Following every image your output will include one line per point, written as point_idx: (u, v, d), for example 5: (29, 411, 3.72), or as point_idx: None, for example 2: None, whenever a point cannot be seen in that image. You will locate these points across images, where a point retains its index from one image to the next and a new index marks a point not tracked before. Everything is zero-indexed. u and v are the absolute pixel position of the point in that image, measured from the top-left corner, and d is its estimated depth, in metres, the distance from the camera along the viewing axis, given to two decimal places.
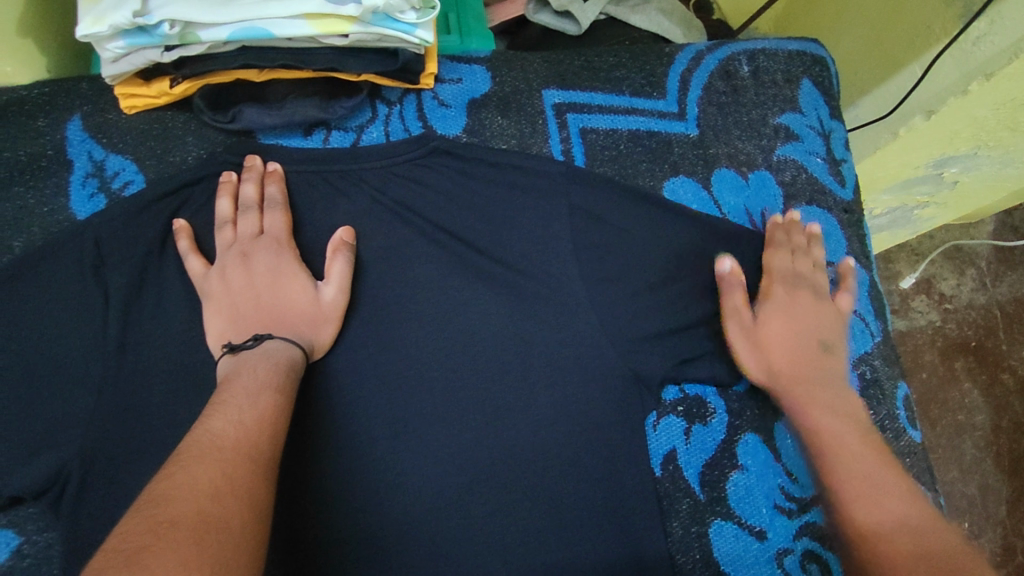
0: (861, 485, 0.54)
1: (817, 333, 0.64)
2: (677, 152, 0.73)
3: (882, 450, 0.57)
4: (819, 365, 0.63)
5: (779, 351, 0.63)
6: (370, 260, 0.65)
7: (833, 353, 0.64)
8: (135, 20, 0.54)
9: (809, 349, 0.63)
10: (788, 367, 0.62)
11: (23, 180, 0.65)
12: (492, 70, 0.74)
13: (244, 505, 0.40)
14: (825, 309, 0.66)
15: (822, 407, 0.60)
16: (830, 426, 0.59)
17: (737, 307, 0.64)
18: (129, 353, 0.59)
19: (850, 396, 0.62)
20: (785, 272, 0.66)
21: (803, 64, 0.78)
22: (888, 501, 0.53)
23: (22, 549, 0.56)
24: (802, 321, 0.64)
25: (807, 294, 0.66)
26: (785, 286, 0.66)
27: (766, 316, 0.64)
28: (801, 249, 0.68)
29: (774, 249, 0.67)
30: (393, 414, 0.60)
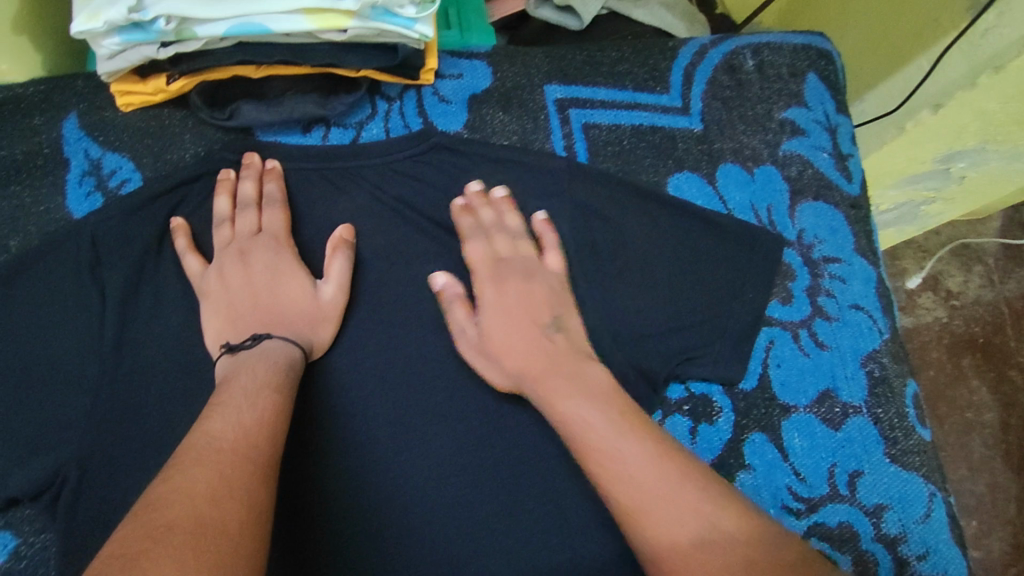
0: (617, 469, 0.48)
1: (539, 314, 0.59)
2: (680, 147, 0.72)
3: (627, 418, 0.51)
4: (549, 344, 0.58)
5: (512, 352, 0.58)
6: (370, 257, 0.64)
7: (564, 327, 0.59)
8: (130, 15, 0.53)
9: (538, 339, 0.58)
10: (522, 365, 0.57)
11: (20, 179, 0.64)
12: (494, 65, 0.73)
13: (244, 507, 0.40)
14: (539, 284, 0.61)
15: (563, 399, 0.53)
16: (575, 412, 0.52)
17: (462, 322, 0.60)
18: (126, 353, 0.58)
19: (585, 363, 0.56)
20: (486, 265, 0.62)
21: (808, 58, 0.77)
22: (649, 474, 0.47)
23: (18, 551, 0.55)
24: (518, 306, 0.60)
25: (518, 276, 0.61)
26: (492, 281, 0.61)
27: (487, 321, 0.59)
28: (495, 227, 0.63)
29: (471, 240, 0.63)
30: (394, 414, 0.59)
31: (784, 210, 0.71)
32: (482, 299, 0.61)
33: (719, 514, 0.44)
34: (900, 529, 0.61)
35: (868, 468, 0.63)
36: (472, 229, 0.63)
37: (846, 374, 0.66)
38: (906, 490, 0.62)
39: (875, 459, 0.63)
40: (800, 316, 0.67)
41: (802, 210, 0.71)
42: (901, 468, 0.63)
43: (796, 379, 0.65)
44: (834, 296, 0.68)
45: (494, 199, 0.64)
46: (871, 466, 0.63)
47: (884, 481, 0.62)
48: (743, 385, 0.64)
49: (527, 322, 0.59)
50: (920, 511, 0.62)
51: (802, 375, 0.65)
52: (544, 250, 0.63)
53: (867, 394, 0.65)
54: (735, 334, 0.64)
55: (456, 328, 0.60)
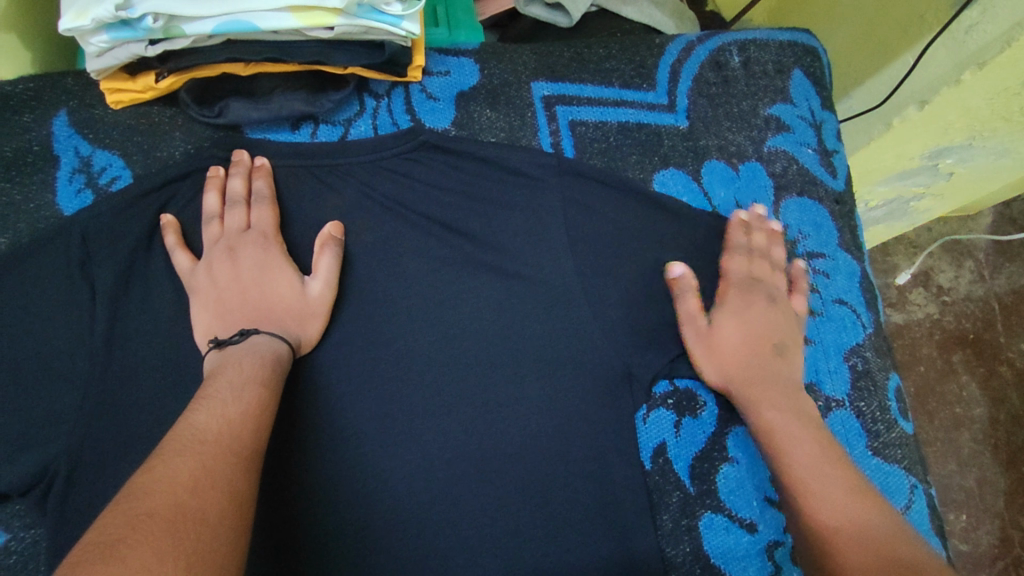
0: (822, 490, 0.54)
1: (774, 335, 0.63)
2: (667, 144, 0.72)
3: (837, 453, 0.57)
4: (773, 365, 0.62)
5: (734, 356, 0.62)
6: (358, 254, 0.64)
7: (789, 355, 0.63)
8: (117, 13, 0.53)
9: (761, 354, 0.62)
10: (744, 368, 0.61)
11: (9, 176, 0.65)
12: (480, 62, 0.73)
13: (225, 497, 0.40)
14: (780, 311, 0.64)
15: (778, 411, 0.59)
16: (785, 428, 0.58)
17: (691, 313, 0.63)
18: (116, 349, 0.59)
19: (798, 396, 0.61)
20: (740, 274, 0.65)
21: (794, 54, 0.77)
22: (855, 501, 0.53)
23: (8, 545, 0.56)
24: (759, 322, 0.63)
25: (763, 296, 0.64)
26: (740, 290, 0.64)
27: (720, 317, 0.63)
28: (758, 249, 0.67)
29: (735, 250, 0.66)
30: (382, 408, 0.60)
31: (769, 206, 0.71)
32: (726, 300, 0.64)
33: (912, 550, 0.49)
34: None
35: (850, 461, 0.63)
36: (742, 245, 0.66)
37: (830, 368, 0.66)
38: (888, 483, 0.63)
39: (857, 452, 0.64)
40: None
41: (787, 206, 0.71)
42: (884, 461, 0.64)
43: None
44: (819, 291, 0.69)
45: (771, 227, 0.68)
46: (853, 458, 0.63)
47: (865, 473, 0.63)
48: None
49: (759, 338, 0.62)
50: (901, 502, 0.62)
51: None
52: (796, 289, 0.67)
53: (849, 388, 0.66)
54: None
55: (686, 316, 0.63)
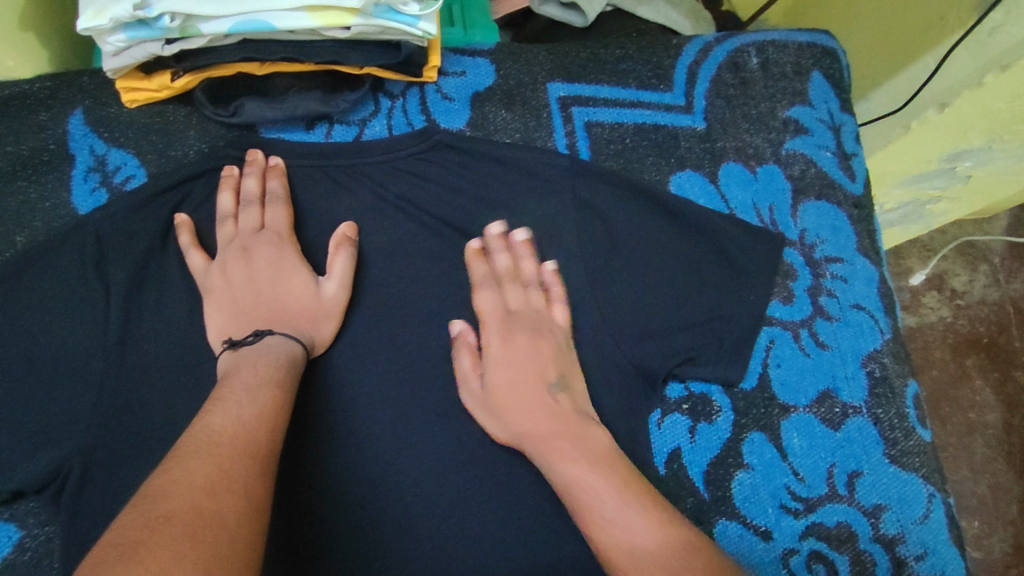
0: (625, 538, 0.47)
1: (544, 371, 0.58)
2: (683, 146, 0.72)
3: (633, 482, 0.51)
4: (554, 407, 0.57)
5: (512, 408, 0.57)
6: (372, 255, 0.64)
7: (568, 386, 0.58)
8: (135, 12, 0.53)
9: (540, 397, 0.57)
10: (527, 423, 0.56)
11: (25, 174, 0.65)
12: (496, 62, 0.73)
13: (242, 500, 0.40)
14: (549, 340, 0.60)
15: (565, 459, 0.53)
16: (577, 477, 0.52)
17: (467, 372, 0.60)
18: (130, 348, 0.58)
19: (588, 426, 0.56)
20: (495, 315, 0.61)
21: (813, 56, 0.76)
22: (649, 547, 0.46)
23: (24, 542, 0.56)
24: (525, 358, 0.59)
25: (525, 330, 0.61)
26: (501, 332, 0.61)
27: (493, 372, 0.59)
28: (509, 275, 0.63)
29: (484, 287, 0.62)
30: (394, 411, 0.60)
31: (786, 209, 0.70)
32: (489, 343, 0.60)
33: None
34: (898, 529, 0.61)
35: (867, 468, 0.63)
36: (484, 276, 0.63)
37: (847, 374, 0.66)
38: (905, 491, 0.62)
39: (874, 460, 0.63)
40: (801, 316, 0.67)
41: (804, 210, 0.71)
42: (901, 469, 0.63)
43: (797, 379, 0.65)
44: (836, 296, 0.68)
45: (515, 241, 0.63)
46: (871, 466, 0.63)
47: (883, 481, 0.62)
48: (742, 384, 0.65)
49: (534, 381, 0.58)
50: (918, 511, 0.62)
51: (802, 375, 0.65)
52: (554, 299, 0.63)
53: (867, 395, 0.65)
54: (735, 334, 0.64)
55: (461, 378, 0.60)
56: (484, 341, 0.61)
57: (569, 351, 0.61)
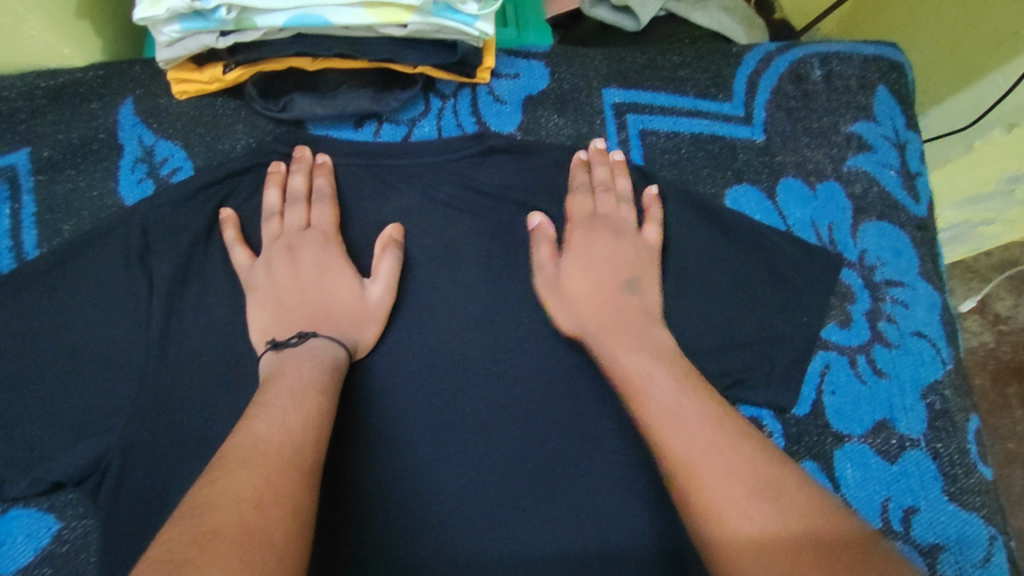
0: (677, 419, 0.47)
1: (620, 273, 0.60)
2: (741, 158, 0.69)
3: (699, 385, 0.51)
4: (621, 302, 0.58)
5: (582, 300, 0.59)
6: (418, 259, 0.62)
7: (639, 289, 0.59)
8: (192, 3, 0.52)
9: (609, 291, 0.59)
10: (595, 312, 0.58)
11: (75, 163, 0.65)
12: (551, 66, 0.71)
13: (289, 516, 0.39)
14: (628, 246, 0.61)
15: (625, 352, 0.55)
16: (639, 370, 0.53)
17: (542, 261, 0.61)
18: (171, 344, 0.57)
19: (652, 328, 0.57)
20: (582, 213, 0.63)
21: (879, 70, 0.73)
22: (702, 432, 0.46)
23: (61, 534, 0.56)
24: (602, 257, 0.61)
25: (606, 233, 0.62)
26: (582, 228, 0.62)
27: (567, 266, 0.61)
28: (604, 184, 0.64)
29: (576, 191, 0.64)
30: (433, 420, 0.58)
31: (846, 228, 0.68)
32: (570, 242, 0.62)
33: (781, 475, 0.43)
34: (956, 571, 0.58)
35: (924, 505, 0.60)
36: (580, 185, 0.64)
37: (905, 405, 0.63)
38: (964, 531, 0.59)
39: (933, 496, 0.60)
40: (858, 340, 0.64)
41: (865, 230, 0.68)
42: (961, 508, 0.60)
43: (852, 408, 0.62)
44: (896, 322, 0.65)
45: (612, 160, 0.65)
46: (928, 503, 0.60)
47: (941, 520, 0.59)
48: (795, 410, 0.62)
49: (604, 275, 0.60)
50: (979, 553, 0.58)
51: (858, 404, 0.62)
52: (648, 219, 0.63)
53: (926, 427, 0.62)
54: (789, 357, 0.62)
55: (536, 267, 0.62)
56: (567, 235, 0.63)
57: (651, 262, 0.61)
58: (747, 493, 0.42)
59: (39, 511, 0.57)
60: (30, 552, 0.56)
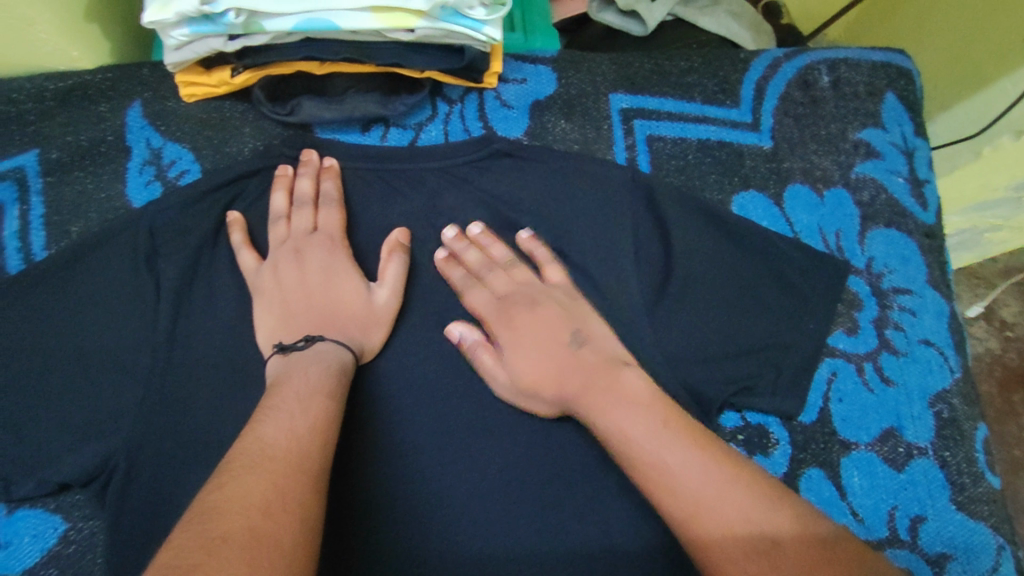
0: (666, 475, 0.46)
1: (560, 336, 0.57)
2: (748, 164, 0.69)
3: (678, 419, 0.50)
4: (576, 361, 0.56)
5: (546, 381, 0.56)
6: (424, 263, 0.62)
7: (586, 339, 0.57)
8: (201, 7, 0.52)
9: (568, 358, 0.56)
10: (567, 385, 0.55)
11: (83, 166, 0.65)
12: (559, 71, 0.71)
13: (297, 523, 0.39)
14: (550, 306, 0.59)
15: (608, 411, 0.52)
16: (620, 427, 0.50)
17: (490, 367, 0.57)
18: (178, 346, 0.57)
19: (620, 372, 0.54)
20: (490, 306, 0.60)
21: (887, 76, 0.73)
22: (691, 475, 0.46)
23: (68, 535, 0.57)
24: (539, 332, 0.58)
25: (523, 308, 0.59)
26: (501, 321, 0.59)
27: (516, 360, 0.57)
28: (483, 266, 0.61)
29: (467, 286, 0.60)
30: (439, 424, 0.58)
31: (854, 235, 0.67)
32: (499, 336, 0.58)
33: (777, 522, 0.43)
34: None
35: (931, 513, 0.59)
36: (462, 279, 0.61)
37: (912, 414, 0.62)
38: (972, 540, 0.59)
39: (940, 505, 0.59)
40: (865, 348, 0.64)
41: (873, 237, 0.67)
42: (968, 517, 0.59)
43: (859, 415, 0.62)
44: (903, 330, 0.65)
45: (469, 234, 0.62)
46: (935, 512, 0.59)
47: (948, 529, 0.59)
48: (801, 418, 0.62)
49: (551, 343, 0.57)
50: (987, 563, 0.58)
51: (865, 412, 0.62)
52: (545, 263, 0.62)
53: (934, 436, 0.62)
54: (795, 364, 0.61)
55: (486, 375, 0.57)
56: (490, 332, 0.59)
57: (585, 303, 0.60)
58: (750, 522, 0.43)
59: (46, 511, 0.57)
60: (38, 551, 0.56)
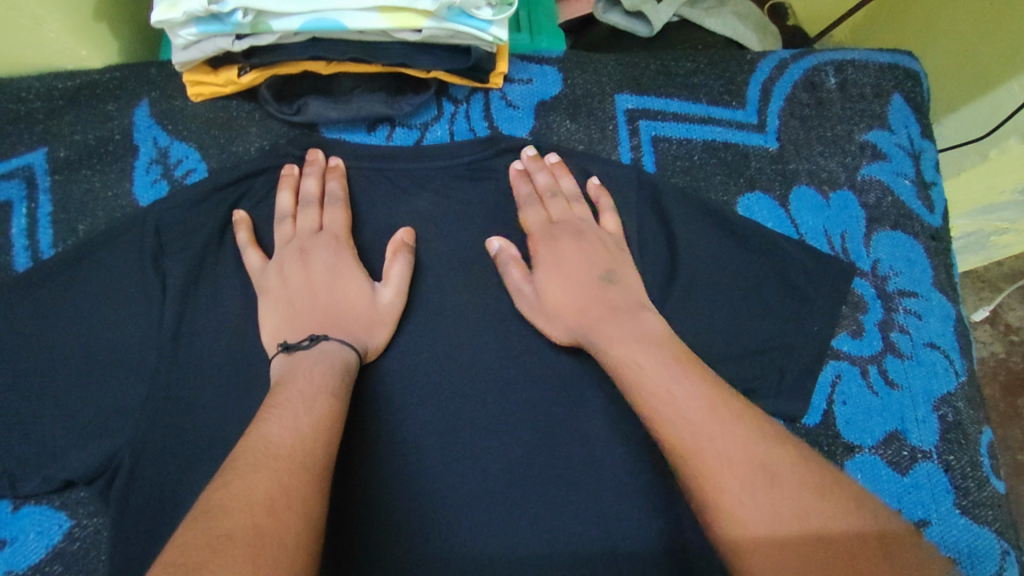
0: (671, 407, 0.47)
1: (595, 269, 0.59)
2: (754, 166, 0.69)
3: (692, 366, 0.51)
4: (603, 297, 0.57)
5: (568, 307, 0.57)
6: (428, 262, 0.62)
7: (618, 280, 0.58)
8: (209, 7, 0.53)
9: (590, 289, 0.58)
10: (582, 313, 0.57)
11: (90, 164, 0.65)
12: (565, 71, 0.71)
13: (301, 522, 0.39)
14: (593, 241, 0.61)
15: (620, 343, 0.53)
16: (632, 357, 0.52)
17: (518, 283, 0.60)
18: (183, 344, 0.58)
19: (642, 317, 0.55)
20: (540, 225, 0.62)
21: (894, 78, 0.73)
22: (699, 416, 0.46)
23: (73, 532, 0.57)
24: (574, 261, 0.59)
25: (569, 235, 0.61)
26: (545, 241, 0.61)
27: (543, 281, 0.59)
28: (550, 191, 0.64)
29: (526, 203, 0.63)
30: (442, 424, 0.58)
31: (859, 237, 0.67)
32: (539, 257, 0.60)
33: (778, 460, 0.43)
34: None
35: (935, 518, 0.59)
36: (527, 195, 0.63)
37: (917, 417, 0.62)
38: (976, 545, 0.58)
39: (944, 510, 0.59)
40: (870, 351, 0.64)
41: (878, 240, 0.67)
42: (973, 521, 0.59)
43: (863, 419, 0.62)
44: (909, 333, 0.65)
45: (547, 163, 0.65)
46: (939, 516, 0.59)
47: (952, 534, 0.59)
48: (805, 420, 0.62)
49: (584, 277, 0.58)
50: (991, 568, 0.58)
51: (869, 415, 0.62)
52: (604, 210, 0.63)
53: (939, 440, 0.62)
54: (800, 366, 0.61)
55: (513, 290, 0.60)
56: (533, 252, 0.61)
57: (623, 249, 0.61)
58: (755, 491, 0.42)
59: (51, 508, 0.57)
60: (42, 548, 0.57)
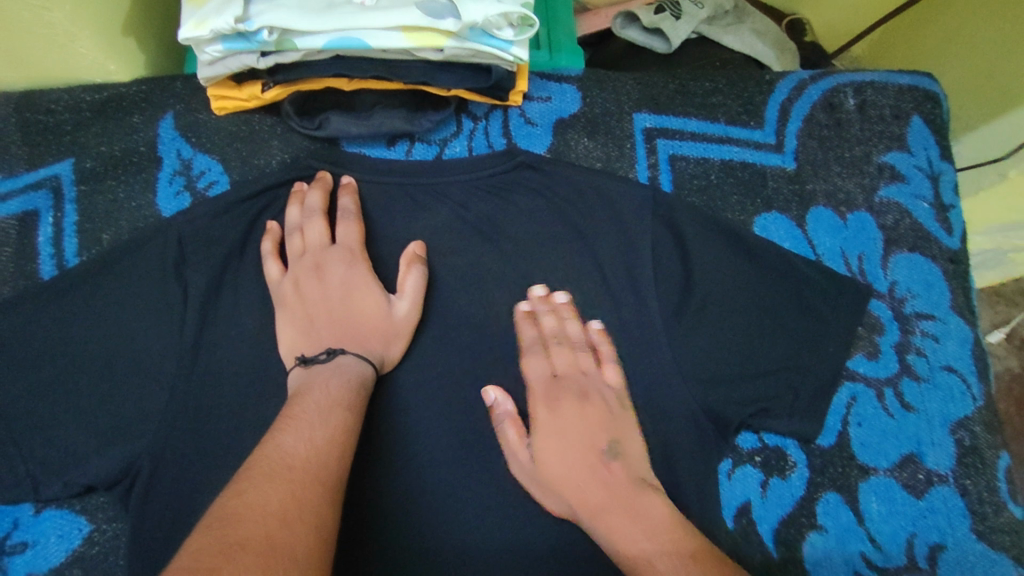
0: None
1: (595, 439, 0.54)
2: (771, 186, 0.69)
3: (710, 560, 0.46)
4: (606, 475, 0.52)
5: (566, 482, 0.53)
6: (444, 277, 0.63)
7: (621, 452, 0.54)
8: (236, 25, 0.54)
9: (591, 464, 0.53)
10: (585, 492, 0.52)
11: (115, 175, 0.66)
12: (584, 90, 0.72)
13: (314, 534, 0.40)
14: (595, 403, 0.56)
15: (629, 538, 0.49)
16: (645, 558, 0.47)
17: (514, 445, 0.55)
18: (203, 354, 0.59)
19: (646, 492, 0.51)
20: (542, 382, 0.58)
21: (914, 99, 0.72)
22: None
23: (92, 536, 0.59)
24: (572, 426, 0.55)
25: (569, 395, 0.57)
26: (545, 402, 0.56)
27: (539, 446, 0.54)
28: (556, 336, 0.60)
29: (530, 353, 0.59)
30: (457, 439, 0.58)
31: (877, 259, 0.67)
32: (537, 421, 0.55)
33: None
34: None
35: (951, 542, 0.59)
36: (533, 341, 0.60)
37: (933, 440, 0.62)
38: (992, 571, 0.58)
39: (959, 534, 0.59)
40: (886, 373, 0.64)
41: (896, 262, 0.67)
42: (988, 547, 0.59)
43: (878, 441, 0.62)
44: (926, 356, 0.64)
45: (557, 306, 0.61)
46: (955, 541, 0.59)
47: (968, 559, 0.59)
48: (819, 440, 0.62)
49: (582, 445, 0.54)
50: None
51: (884, 438, 0.62)
52: (603, 360, 0.59)
53: (955, 463, 0.61)
54: (815, 388, 0.61)
55: (509, 455, 0.56)
56: (530, 410, 0.57)
57: (626, 409, 0.57)
58: None
59: (71, 513, 0.59)
60: (63, 551, 0.58)
